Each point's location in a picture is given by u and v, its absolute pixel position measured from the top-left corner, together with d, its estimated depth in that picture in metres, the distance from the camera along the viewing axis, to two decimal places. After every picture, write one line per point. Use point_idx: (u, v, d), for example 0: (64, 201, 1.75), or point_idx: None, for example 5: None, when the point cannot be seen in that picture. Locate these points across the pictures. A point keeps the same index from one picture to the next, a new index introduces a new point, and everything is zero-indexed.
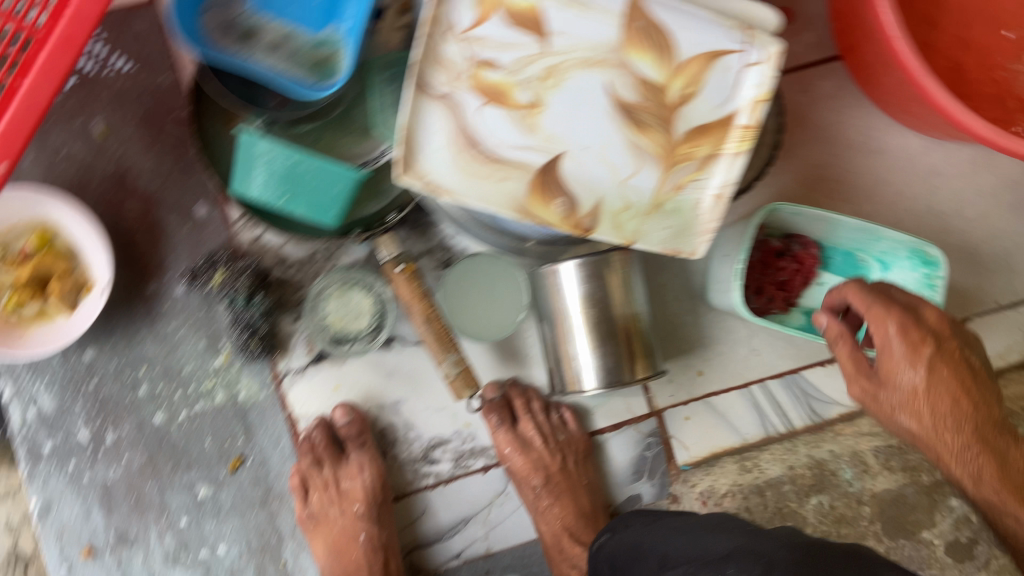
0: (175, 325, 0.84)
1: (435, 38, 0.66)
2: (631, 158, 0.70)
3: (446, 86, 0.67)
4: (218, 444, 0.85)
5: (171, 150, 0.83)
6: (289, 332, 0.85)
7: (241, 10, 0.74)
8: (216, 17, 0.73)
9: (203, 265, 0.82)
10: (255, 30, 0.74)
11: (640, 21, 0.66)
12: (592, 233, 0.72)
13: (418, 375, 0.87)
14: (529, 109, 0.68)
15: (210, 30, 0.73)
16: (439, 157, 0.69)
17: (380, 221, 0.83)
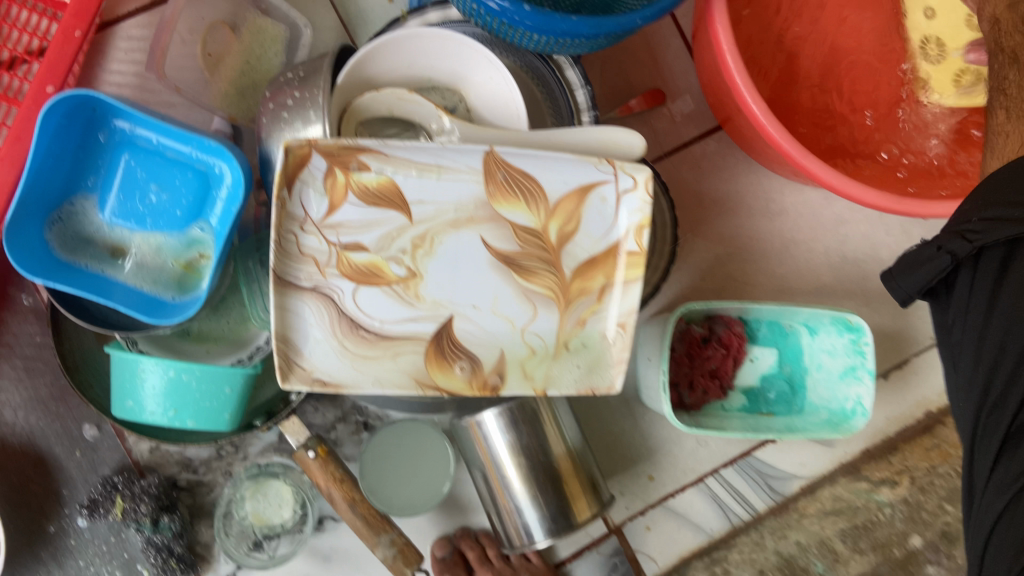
0: (86, 560, 0.78)
1: (289, 234, 0.61)
2: (525, 305, 0.66)
3: (312, 279, 0.62)
4: None
5: (45, 376, 0.77)
6: (209, 540, 0.79)
7: (95, 225, 0.68)
8: (66, 233, 0.67)
9: (100, 495, 0.75)
10: (111, 242, 0.68)
11: (500, 172, 0.63)
12: (502, 390, 0.67)
13: (357, 553, 0.80)
14: (406, 282, 0.64)
15: (57, 248, 0.67)
16: (321, 350, 0.64)
17: (284, 401, 0.78)
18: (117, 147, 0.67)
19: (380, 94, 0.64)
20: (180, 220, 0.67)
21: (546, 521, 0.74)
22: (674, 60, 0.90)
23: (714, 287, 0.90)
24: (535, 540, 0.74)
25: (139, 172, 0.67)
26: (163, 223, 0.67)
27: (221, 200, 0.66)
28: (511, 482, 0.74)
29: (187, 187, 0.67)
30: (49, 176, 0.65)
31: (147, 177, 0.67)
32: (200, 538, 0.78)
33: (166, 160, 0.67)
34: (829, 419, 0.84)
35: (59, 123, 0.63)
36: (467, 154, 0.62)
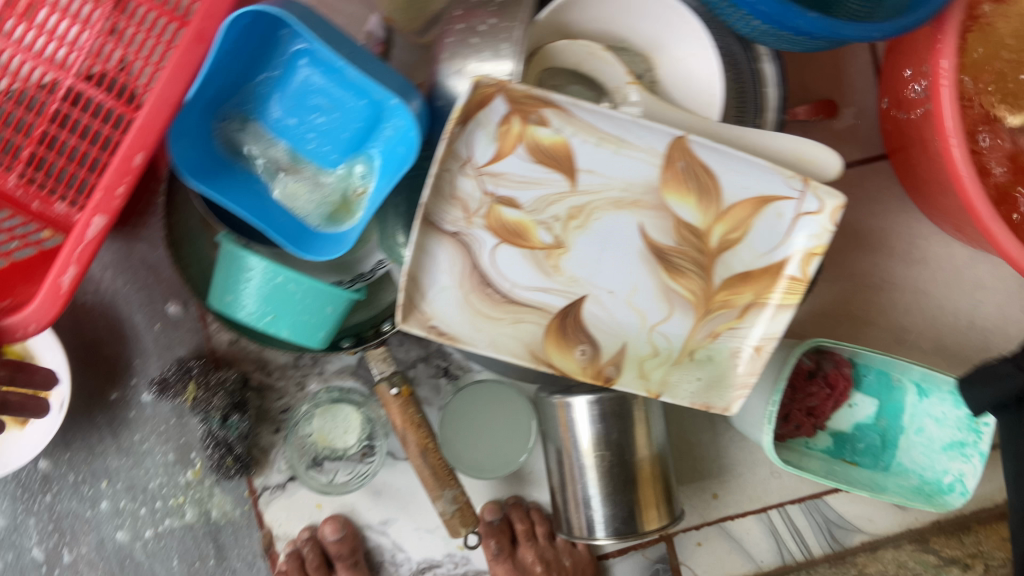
0: (142, 436, 0.74)
1: (448, 174, 0.57)
2: (662, 305, 0.62)
3: (458, 224, 0.59)
4: (186, 566, 0.76)
5: (141, 241, 0.74)
6: (267, 446, 0.76)
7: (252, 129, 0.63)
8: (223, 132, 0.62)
9: (174, 375, 0.72)
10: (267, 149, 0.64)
11: (682, 162, 0.57)
12: (615, 383, 0.63)
13: (411, 493, 0.78)
14: (550, 250, 0.60)
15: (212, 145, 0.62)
16: (445, 298, 0.60)
17: (374, 330, 0.74)
18: (292, 56, 0.62)
19: (575, 45, 0.59)
20: (346, 143, 0.63)
21: (613, 521, 0.71)
22: (856, 75, 0.85)
23: (831, 320, 0.86)
24: (595, 535, 0.72)
25: (312, 84, 0.62)
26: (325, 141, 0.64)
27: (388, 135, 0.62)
28: (586, 474, 0.71)
29: (358, 113, 0.62)
30: (221, 76, 0.60)
31: (317, 89, 0.63)
32: (260, 442, 0.76)
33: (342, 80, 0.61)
34: (919, 487, 0.81)
35: (243, 26, 0.57)
36: (653, 134, 0.56)
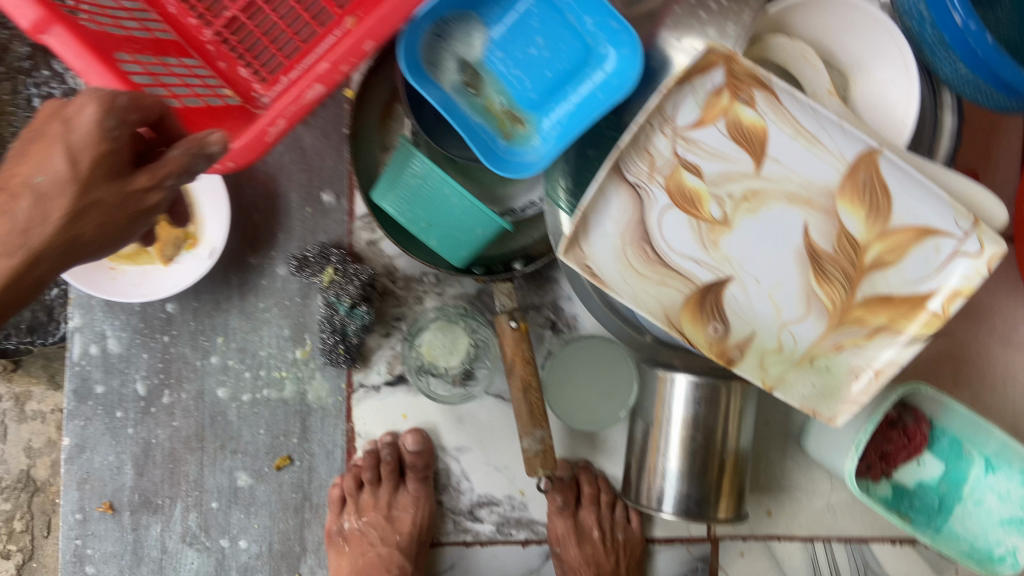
0: (267, 305, 0.78)
1: (649, 127, 0.63)
2: (799, 304, 0.65)
3: (641, 176, 0.63)
4: (270, 437, 0.79)
5: (316, 127, 0.78)
6: (374, 347, 0.80)
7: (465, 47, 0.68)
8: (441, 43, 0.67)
9: (315, 257, 0.76)
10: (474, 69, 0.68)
11: (864, 174, 0.61)
12: (734, 366, 0.66)
13: (492, 429, 0.81)
14: (714, 224, 0.64)
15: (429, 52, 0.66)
16: (608, 240, 0.64)
17: (504, 266, 0.77)
18: None
19: (792, 43, 0.63)
20: (548, 81, 0.67)
21: (683, 500, 0.73)
22: None
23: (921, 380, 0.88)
24: (661, 508, 0.74)
25: (533, 20, 0.67)
26: (529, 75, 0.68)
27: (591, 82, 0.66)
28: (669, 451, 0.74)
29: (569, 55, 0.66)
30: None
31: (536, 26, 0.67)
32: (368, 340, 0.80)
33: (562, 22, 0.66)
34: (969, 552, 0.83)
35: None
36: (847, 141, 0.61)
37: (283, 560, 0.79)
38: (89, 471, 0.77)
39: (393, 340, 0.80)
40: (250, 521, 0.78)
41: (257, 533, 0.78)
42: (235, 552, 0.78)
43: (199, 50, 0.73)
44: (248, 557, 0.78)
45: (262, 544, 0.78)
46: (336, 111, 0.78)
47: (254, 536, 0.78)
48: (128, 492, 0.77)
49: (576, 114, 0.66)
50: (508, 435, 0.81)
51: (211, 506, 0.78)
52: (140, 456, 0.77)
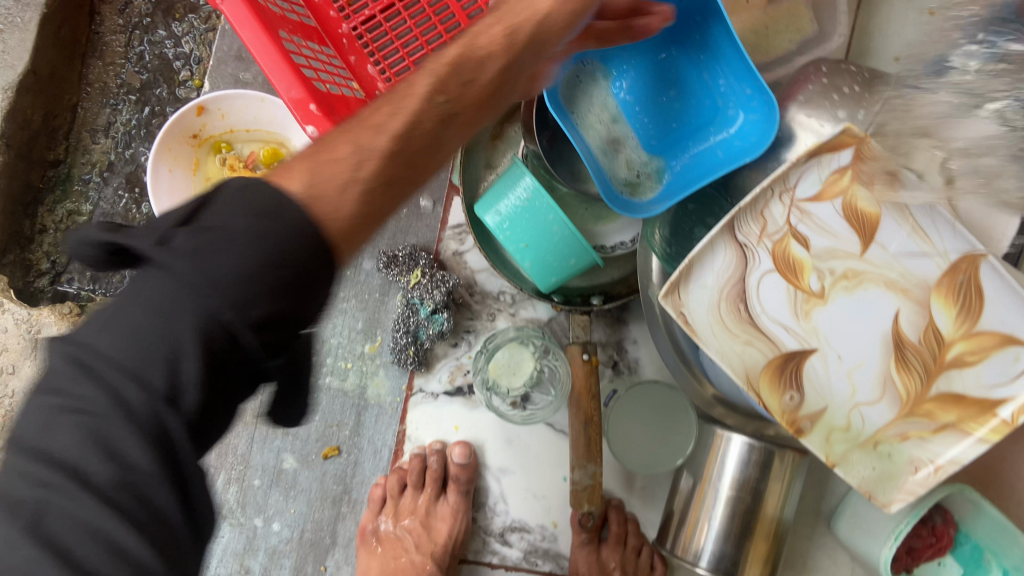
0: (345, 296, 0.80)
1: (769, 195, 0.66)
2: (875, 387, 0.66)
3: (750, 239, 0.67)
4: (323, 426, 0.80)
5: None
6: (439, 355, 0.81)
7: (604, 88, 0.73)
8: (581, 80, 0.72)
9: (404, 257, 0.78)
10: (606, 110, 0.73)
11: (963, 275, 0.63)
12: (802, 437, 0.67)
13: (539, 456, 0.81)
14: (810, 296, 0.66)
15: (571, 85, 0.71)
16: (707, 290, 0.67)
17: (582, 299, 0.78)
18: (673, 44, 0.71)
19: None
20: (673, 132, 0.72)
21: (719, 559, 0.74)
22: None
23: None
24: (696, 564, 0.75)
25: (671, 75, 0.72)
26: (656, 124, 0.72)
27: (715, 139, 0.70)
28: (714, 509, 0.74)
29: (697, 112, 0.71)
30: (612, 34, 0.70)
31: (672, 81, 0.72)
32: (435, 347, 0.81)
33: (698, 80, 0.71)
34: None
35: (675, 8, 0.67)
36: (955, 242, 0.63)
37: (312, 549, 0.79)
38: None
39: (459, 351, 0.81)
40: (288, 505, 0.79)
41: (293, 517, 0.79)
42: (267, 532, 0.79)
43: (334, 42, 0.75)
44: (279, 540, 0.79)
45: (295, 530, 0.79)
46: None
47: (289, 520, 0.79)
48: None
49: (696, 165, 0.70)
50: (553, 463, 0.81)
51: (253, 483, 0.79)
52: None
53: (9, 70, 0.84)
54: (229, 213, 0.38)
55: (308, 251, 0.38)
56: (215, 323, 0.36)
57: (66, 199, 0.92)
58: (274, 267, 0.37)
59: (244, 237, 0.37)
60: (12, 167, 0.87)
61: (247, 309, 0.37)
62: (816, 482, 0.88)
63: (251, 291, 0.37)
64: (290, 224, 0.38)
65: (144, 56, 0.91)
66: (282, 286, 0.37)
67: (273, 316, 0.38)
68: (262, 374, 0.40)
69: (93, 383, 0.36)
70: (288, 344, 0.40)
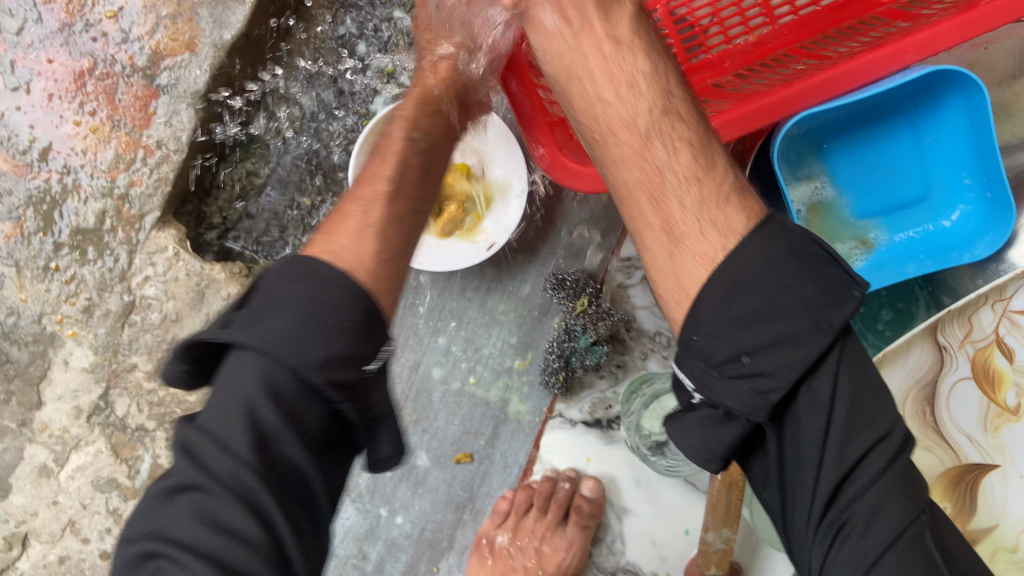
0: (506, 308, 0.79)
1: (980, 301, 0.61)
2: None
3: (948, 341, 0.62)
4: (460, 431, 0.80)
5: None
6: (586, 384, 0.80)
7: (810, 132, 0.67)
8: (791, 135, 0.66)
9: (573, 283, 0.76)
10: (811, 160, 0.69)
11: None
12: None
13: (665, 504, 0.80)
14: (1006, 412, 0.61)
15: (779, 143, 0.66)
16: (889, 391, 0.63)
17: None
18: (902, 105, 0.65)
19: None
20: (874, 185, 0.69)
21: None
22: None
23: None
24: None
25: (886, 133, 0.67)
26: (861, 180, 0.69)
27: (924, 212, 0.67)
28: None
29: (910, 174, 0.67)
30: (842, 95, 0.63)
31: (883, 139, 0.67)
32: (583, 377, 0.79)
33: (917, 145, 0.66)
34: None
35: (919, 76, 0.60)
36: None
37: (429, 549, 0.80)
38: None
39: (605, 383, 0.80)
40: (413, 501, 0.79)
41: (417, 514, 0.79)
42: (389, 524, 0.79)
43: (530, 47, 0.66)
44: (399, 534, 0.79)
45: (416, 526, 0.79)
46: None
47: (413, 516, 0.79)
48: None
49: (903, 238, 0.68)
50: (675, 515, 0.80)
51: (384, 474, 0.79)
52: None
53: (227, 30, 0.82)
54: (275, 288, 0.44)
55: (353, 298, 0.43)
56: (298, 382, 0.41)
57: (247, 159, 0.93)
58: (330, 325, 0.42)
59: (308, 297, 0.43)
60: (209, 124, 0.87)
61: (303, 356, 0.40)
62: None
63: (328, 336, 0.41)
64: (331, 282, 0.44)
65: (347, 31, 0.92)
66: (360, 320, 0.43)
67: (352, 355, 0.42)
68: (339, 415, 0.42)
69: (190, 532, 0.38)
70: (366, 382, 0.43)
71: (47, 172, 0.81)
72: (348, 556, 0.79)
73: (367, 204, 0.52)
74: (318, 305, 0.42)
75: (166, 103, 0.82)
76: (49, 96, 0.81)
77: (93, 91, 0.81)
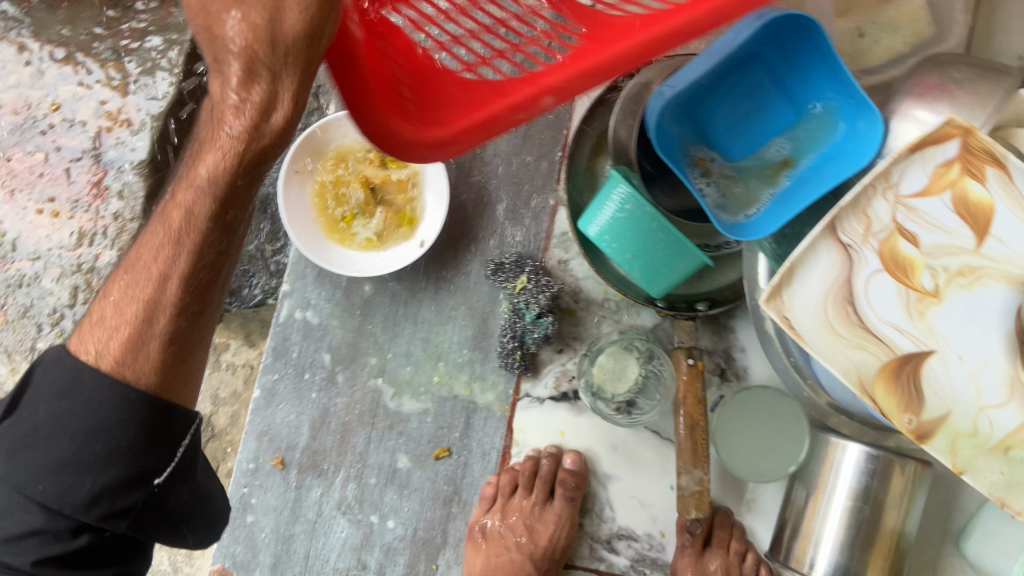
0: (457, 303, 0.82)
1: (873, 192, 0.62)
2: (1002, 388, 0.63)
3: (854, 239, 0.63)
4: (435, 428, 0.82)
5: (534, 147, 0.83)
6: (546, 360, 0.82)
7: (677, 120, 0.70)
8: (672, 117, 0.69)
9: (512, 264, 0.80)
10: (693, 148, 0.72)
11: None
12: (923, 444, 0.65)
13: (644, 462, 0.82)
14: (924, 295, 0.63)
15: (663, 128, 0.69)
16: (807, 297, 0.64)
17: (686, 305, 0.79)
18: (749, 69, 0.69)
19: None
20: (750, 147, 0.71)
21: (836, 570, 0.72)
22: None
23: None
24: (814, 575, 0.73)
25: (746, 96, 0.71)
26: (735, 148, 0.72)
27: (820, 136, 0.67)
28: (829, 512, 0.73)
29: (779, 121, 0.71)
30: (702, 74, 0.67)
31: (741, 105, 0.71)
32: (541, 352, 0.82)
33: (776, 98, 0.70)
34: None
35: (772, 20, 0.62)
36: None
37: (424, 547, 0.82)
38: (270, 425, 0.82)
39: (565, 356, 0.82)
40: (402, 503, 0.82)
41: (407, 515, 0.82)
42: (383, 529, 0.82)
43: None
44: (393, 537, 0.81)
45: (408, 528, 0.82)
46: (553, 135, 0.83)
47: (403, 518, 0.81)
48: (301, 450, 0.82)
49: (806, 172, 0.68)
50: (657, 471, 0.81)
51: (368, 482, 0.82)
52: (317, 420, 0.82)
53: (157, 100, 0.89)
54: (37, 408, 0.58)
55: (132, 412, 0.58)
56: (65, 516, 0.57)
57: None
58: (102, 454, 0.57)
59: (82, 413, 0.58)
60: None
61: (67, 497, 0.57)
62: (941, 495, 0.83)
63: (97, 470, 0.57)
64: (94, 406, 0.58)
65: None
66: (140, 425, 0.58)
67: (128, 478, 0.58)
68: (139, 503, 0.60)
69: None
70: (152, 496, 0.60)
71: (18, 261, 0.90)
72: (348, 569, 0.81)
73: (172, 245, 0.58)
74: (131, 349, 0.59)
75: (116, 177, 0.89)
76: (10, 190, 0.90)
77: (49, 179, 0.90)
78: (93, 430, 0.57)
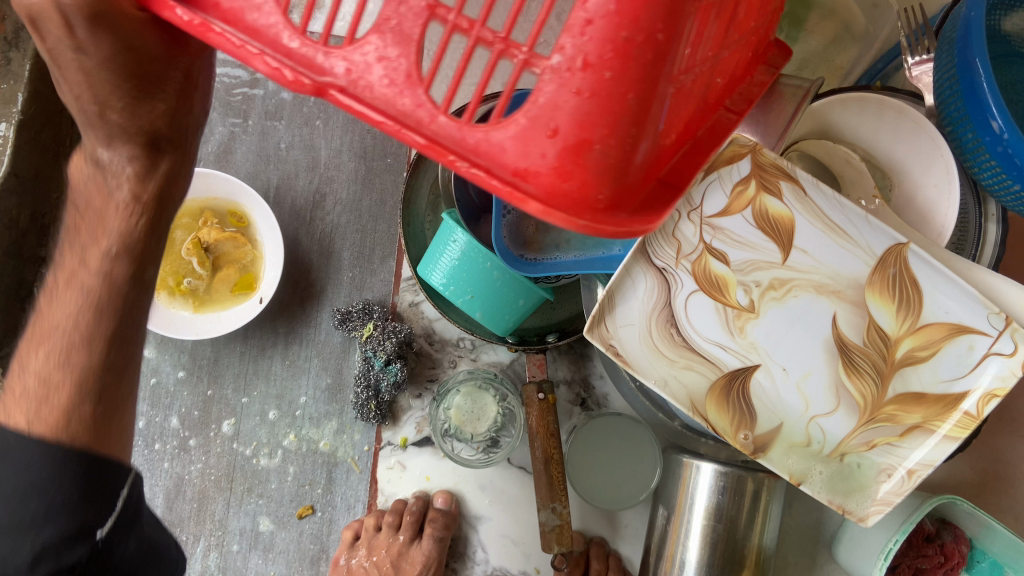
0: (308, 355, 0.81)
1: (677, 215, 0.64)
2: (830, 399, 0.64)
3: (667, 262, 0.64)
4: (295, 486, 0.80)
5: (374, 192, 0.82)
6: (405, 406, 0.81)
7: None
8: None
9: (358, 311, 0.79)
10: None
11: (893, 268, 0.61)
12: (759, 457, 0.64)
13: (513, 499, 0.80)
14: (741, 311, 0.64)
15: None
16: (631, 322, 0.65)
17: (538, 337, 0.79)
18: None
19: (835, 147, 0.65)
20: None
21: None
22: None
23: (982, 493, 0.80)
24: None
25: None
26: None
27: None
28: (688, 534, 0.72)
29: None
30: None
31: None
32: (399, 399, 0.81)
33: None
34: None
35: None
36: (876, 235, 0.61)
37: None
38: None
39: (423, 401, 0.81)
40: (267, 568, 0.79)
41: None
42: None
43: None
44: None
45: None
46: (393, 179, 0.82)
47: None
48: None
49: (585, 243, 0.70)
50: (527, 508, 0.80)
51: (230, 550, 0.80)
52: (171, 490, 0.80)
53: None
54: None
55: (63, 469, 0.51)
56: None
57: None
58: (35, 514, 0.50)
59: (12, 474, 0.50)
60: None
61: (9, 559, 0.49)
62: (811, 503, 0.84)
63: (34, 530, 0.50)
64: (23, 465, 0.50)
65: None
66: (77, 476, 0.51)
67: (71, 533, 0.51)
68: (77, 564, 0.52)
69: None
70: (97, 554, 0.53)
71: None
72: None
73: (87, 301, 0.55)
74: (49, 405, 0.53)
75: None
76: None
77: None
78: (27, 489, 0.50)
